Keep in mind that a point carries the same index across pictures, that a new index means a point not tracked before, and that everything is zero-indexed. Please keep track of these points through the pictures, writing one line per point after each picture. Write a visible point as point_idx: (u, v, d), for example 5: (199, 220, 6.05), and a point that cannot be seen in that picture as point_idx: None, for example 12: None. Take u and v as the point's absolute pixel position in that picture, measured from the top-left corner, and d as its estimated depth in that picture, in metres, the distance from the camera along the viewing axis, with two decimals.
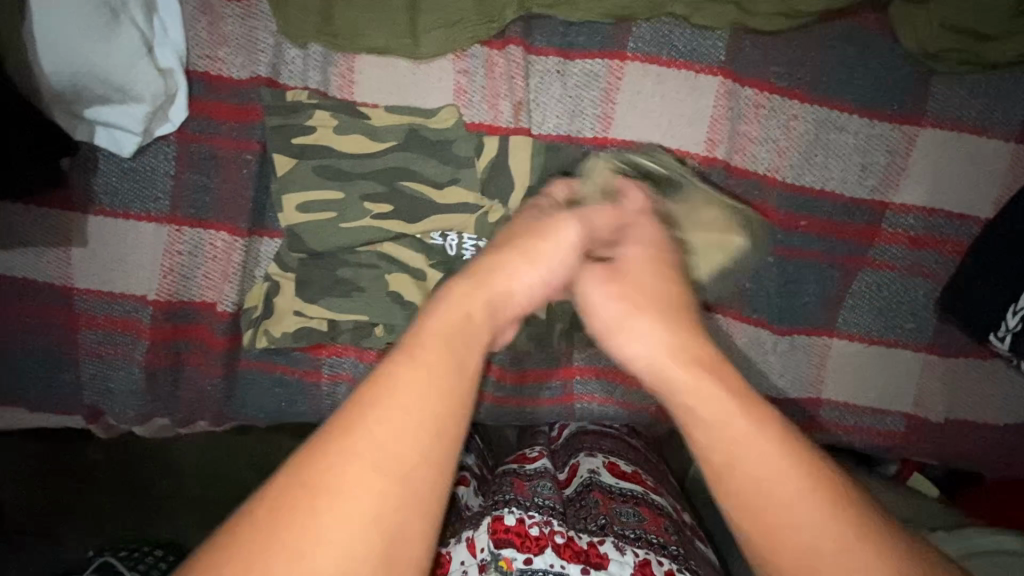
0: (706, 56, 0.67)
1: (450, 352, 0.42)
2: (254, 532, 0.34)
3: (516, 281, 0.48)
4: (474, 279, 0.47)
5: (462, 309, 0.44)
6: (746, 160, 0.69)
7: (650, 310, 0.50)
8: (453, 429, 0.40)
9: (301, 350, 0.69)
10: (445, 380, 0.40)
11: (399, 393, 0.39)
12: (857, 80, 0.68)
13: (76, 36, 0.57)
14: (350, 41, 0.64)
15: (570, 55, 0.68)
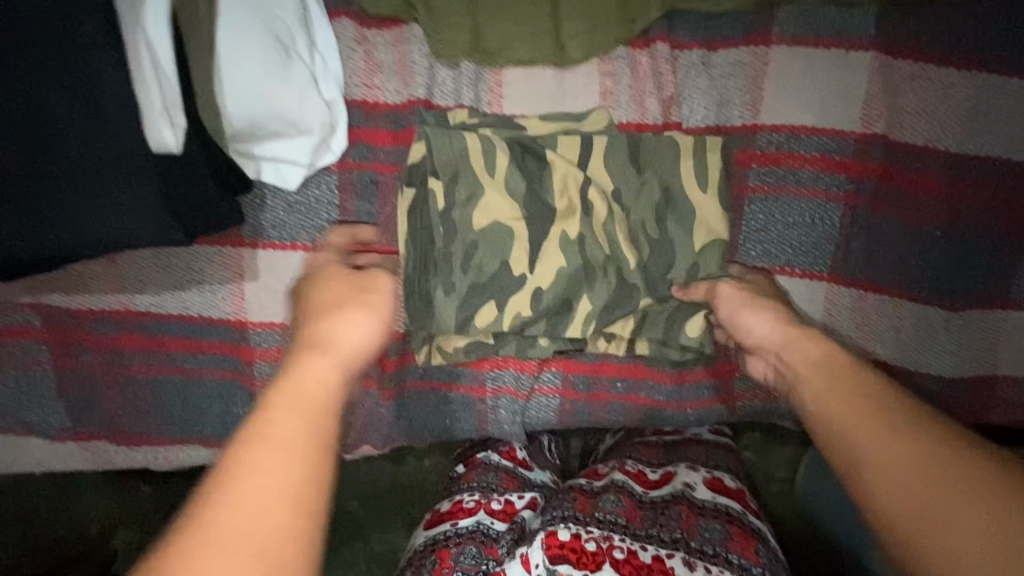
0: (856, 33, 0.66)
1: (299, 413, 0.37)
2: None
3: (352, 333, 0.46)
4: (308, 347, 0.43)
5: (318, 369, 0.41)
6: (903, 133, 0.68)
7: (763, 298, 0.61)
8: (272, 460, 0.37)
9: (465, 365, 0.72)
10: (293, 444, 0.36)
11: (235, 479, 0.33)
12: (1018, 39, 0.65)
13: (253, 75, 0.58)
14: (500, 56, 0.66)
15: (714, 46, 0.68)
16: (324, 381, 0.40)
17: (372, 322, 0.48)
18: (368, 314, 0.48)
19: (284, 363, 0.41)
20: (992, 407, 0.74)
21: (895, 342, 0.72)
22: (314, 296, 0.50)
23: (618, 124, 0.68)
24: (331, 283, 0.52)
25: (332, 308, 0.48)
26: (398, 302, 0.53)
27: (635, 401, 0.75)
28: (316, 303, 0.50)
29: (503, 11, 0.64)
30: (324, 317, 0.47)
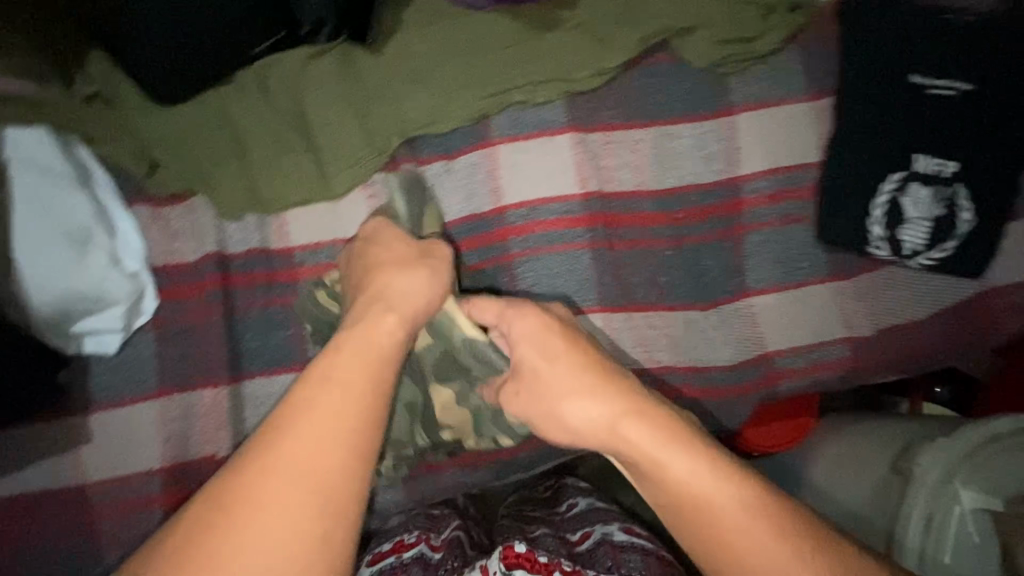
0: (552, 122, 0.85)
1: (366, 362, 0.64)
2: (220, 504, 0.56)
3: (411, 292, 0.71)
4: (377, 304, 0.69)
5: (385, 325, 0.68)
6: (613, 185, 0.85)
7: (586, 393, 0.68)
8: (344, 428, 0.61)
9: None
10: (359, 385, 0.63)
11: (319, 400, 0.61)
12: (673, 95, 0.84)
13: (56, 270, 0.71)
14: (277, 203, 0.80)
15: (452, 156, 0.85)
16: (390, 331, 0.67)
17: (427, 291, 0.72)
18: (427, 277, 0.72)
19: (359, 326, 0.67)
20: (769, 379, 0.87)
21: (669, 347, 0.85)
22: (388, 268, 0.72)
23: None
24: (387, 263, 0.73)
25: (394, 285, 0.71)
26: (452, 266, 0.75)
27: (470, 456, 0.86)
28: (385, 275, 0.72)
29: (272, 167, 0.81)
30: (399, 276, 0.72)
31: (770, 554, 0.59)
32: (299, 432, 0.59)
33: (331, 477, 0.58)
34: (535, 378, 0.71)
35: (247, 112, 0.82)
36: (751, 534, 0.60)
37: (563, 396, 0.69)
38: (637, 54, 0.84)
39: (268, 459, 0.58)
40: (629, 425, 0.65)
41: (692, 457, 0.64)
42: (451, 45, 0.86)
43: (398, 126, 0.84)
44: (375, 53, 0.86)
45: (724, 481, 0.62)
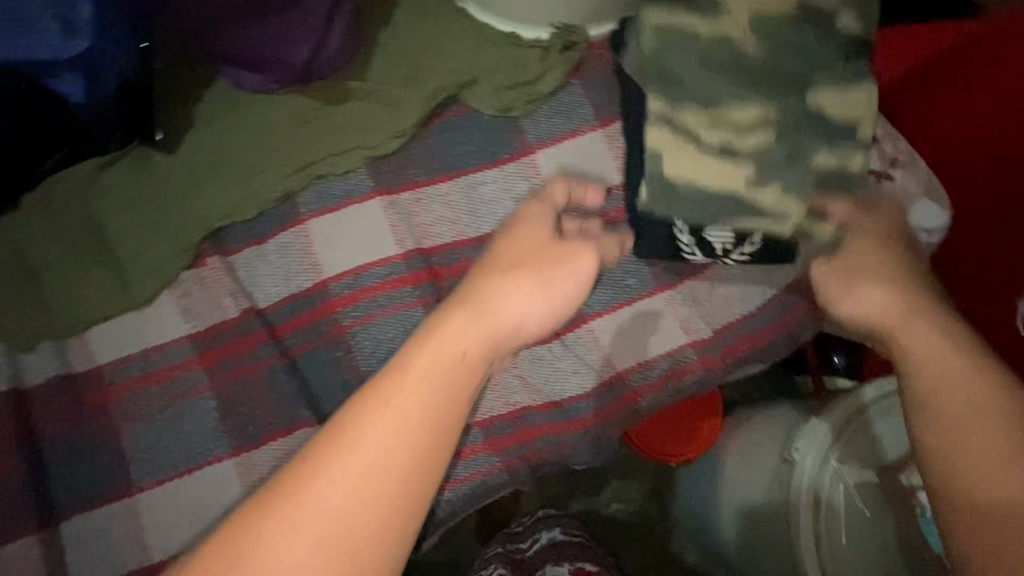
0: (360, 189, 0.85)
1: (442, 379, 0.55)
2: (283, 479, 0.50)
3: (517, 305, 0.63)
4: (462, 309, 0.60)
5: (461, 347, 0.57)
6: (432, 240, 0.85)
7: (876, 284, 0.71)
8: (432, 455, 0.52)
9: None
10: (423, 415, 0.53)
11: (374, 424, 0.51)
12: (470, 144, 0.87)
13: None
14: (76, 323, 0.77)
15: (263, 240, 0.84)
16: (464, 352, 0.57)
17: (537, 312, 0.64)
18: (539, 287, 0.64)
19: (447, 329, 0.58)
20: (624, 400, 0.87)
21: (520, 388, 0.85)
22: (506, 254, 0.66)
23: (197, 331, 0.79)
24: (512, 240, 0.68)
25: (496, 286, 0.63)
26: (584, 285, 0.67)
27: None
28: (509, 244, 0.67)
29: (67, 286, 0.78)
30: (501, 283, 0.63)
31: (995, 430, 0.56)
32: (360, 445, 0.50)
33: (351, 507, 0.49)
34: (852, 256, 0.75)
35: (36, 236, 0.80)
36: (977, 414, 0.58)
37: (857, 277, 0.72)
38: (428, 112, 0.87)
39: (316, 452, 0.51)
40: (897, 318, 0.67)
41: (928, 354, 0.63)
42: (248, 132, 0.87)
43: (200, 221, 0.82)
44: (172, 152, 0.86)
45: (958, 364, 0.61)
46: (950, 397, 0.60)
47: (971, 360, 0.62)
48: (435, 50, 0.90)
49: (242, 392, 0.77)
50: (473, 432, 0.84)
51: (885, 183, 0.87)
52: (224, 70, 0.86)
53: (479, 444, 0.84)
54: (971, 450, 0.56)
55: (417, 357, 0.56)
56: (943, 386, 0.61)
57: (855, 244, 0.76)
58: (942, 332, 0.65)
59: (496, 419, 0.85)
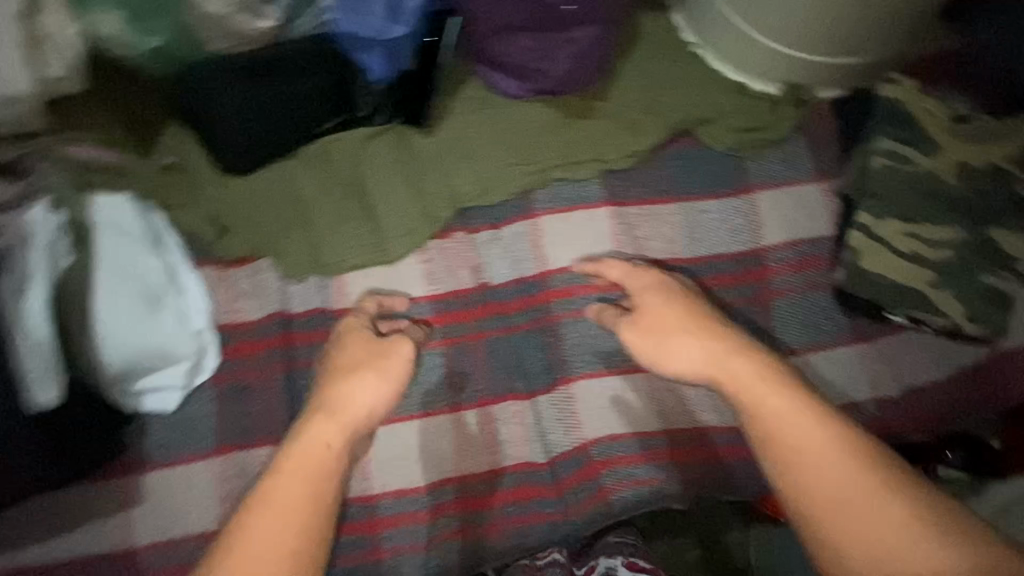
0: (593, 196, 0.93)
1: (307, 467, 0.65)
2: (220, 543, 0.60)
3: (366, 398, 0.72)
4: (322, 413, 0.69)
5: (325, 437, 0.67)
6: (651, 253, 0.91)
7: (688, 331, 0.76)
8: (311, 519, 0.61)
9: (361, 533, 0.83)
10: (304, 485, 0.63)
11: (266, 510, 0.61)
12: (698, 174, 0.94)
13: (130, 326, 0.73)
14: (337, 265, 0.86)
15: (500, 226, 0.92)
16: (329, 444, 0.67)
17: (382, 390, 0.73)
18: (377, 378, 0.73)
19: (308, 429, 0.68)
20: None
21: (704, 406, 0.89)
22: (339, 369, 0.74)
23: (436, 293, 0.88)
24: (367, 354, 0.76)
25: (373, 373, 0.74)
26: (410, 366, 0.75)
27: (527, 519, 0.85)
28: (334, 363, 0.75)
29: (333, 233, 0.88)
30: (348, 383, 0.72)
31: (848, 485, 0.61)
32: (269, 501, 0.62)
33: (279, 523, 0.60)
34: (651, 327, 0.78)
35: (311, 183, 0.90)
36: (840, 476, 0.61)
37: (673, 331, 0.76)
38: (664, 139, 0.95)
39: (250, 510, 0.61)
40: (725, 358, 0.71)
41: (787, 413, 0.65)
42: (499, 129, 0.96)
43: (450, 199, 0.92)
44: (428, 133, 0.96)
45: (819, 430, 0.63)
46: (809, 471, 0.62)
47: (896, 477, 0.61)
48: (675, 84, 0.98)
49: (463, 357, 0.88)
50: (659, 437, 0.87)
51: None
52: (481, 71, 0.97)
53: (663, 450, 0.87)
54: (892, 539, 0.58)
55: (279, 476, 0.63)
56: (825, 489, 0.61)
57: (641, 303, 0.81)
58: (783, 382, 0.68)
59: (683, 432, 0.88)
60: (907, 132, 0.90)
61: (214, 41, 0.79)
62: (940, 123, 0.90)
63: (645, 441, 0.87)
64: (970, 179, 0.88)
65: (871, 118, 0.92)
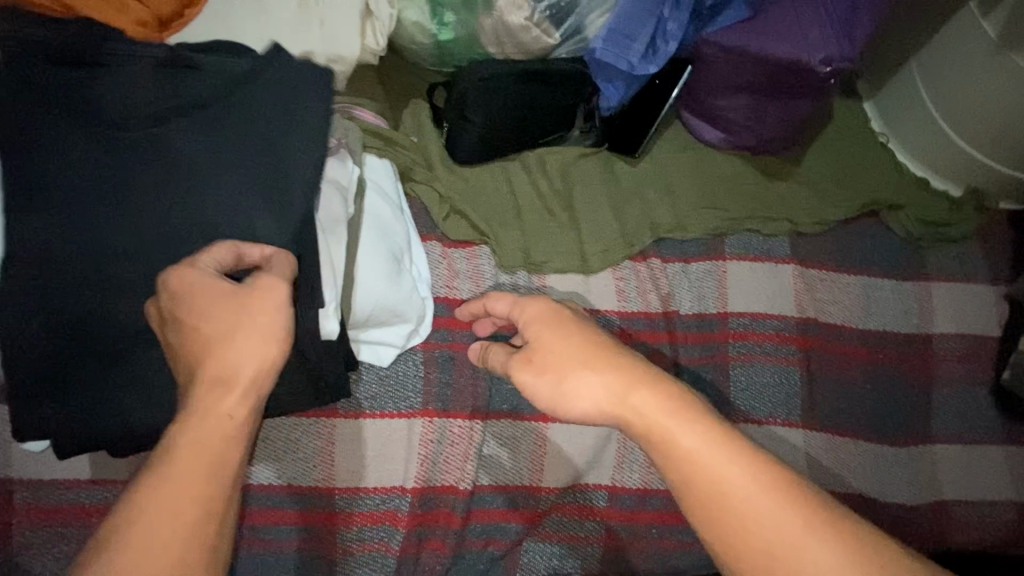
0: (779, 252, 0.98)
1: (213, 441, 0.49)
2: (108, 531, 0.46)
3: (246, 359, 0.51)
4: (209, 384, 0.50)
5: (227, 406, 0.50)
6: (825, 316, 0.96)
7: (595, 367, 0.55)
8: (208, 519, 0.47)
9: (521, 524, 0.82)
10: (207, 469, 0.48)
11: (148, 509, 0.46)
12: (878, 253, 0.99)
13: (378, 281, 0.76)
14: (540, 266, 0.92)
15: (689, 261, 0.98)
16: (234, 416, 0.50)
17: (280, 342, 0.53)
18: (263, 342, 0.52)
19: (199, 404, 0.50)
20: (941, 520, 0.92)
21: (854, 473, 0.92)
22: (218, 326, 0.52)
23: (625, 310, 0.93)
24: (213, 305, 0.53)
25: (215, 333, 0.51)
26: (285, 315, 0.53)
27: (672, 542, 0.86)
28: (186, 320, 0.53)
29: (541, 235, 0.94)
30: (223, 342, 0.51)
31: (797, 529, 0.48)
32: (171, 485, 0.47)
33: (171, 525, 0.46)
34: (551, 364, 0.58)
35: (525, 185, 0.97)
36: (775, 526, 0.48)
37: (568, 367, 0.56)
38: (853, 214, 1.01)
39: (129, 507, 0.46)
40: (636, 393, 0.53)
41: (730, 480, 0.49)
42: (699, 173, 1.03)
43: (648, 226, 0.98)
44: (632, 163, 1.03)
45: (737, 467, 0.50)
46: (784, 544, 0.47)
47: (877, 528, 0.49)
48: (864, 167, 1.05)
49: None
50: None
51: None
52: (687, 117, 1.04)
53: None
54: None
55: (185, 444, 0.48)
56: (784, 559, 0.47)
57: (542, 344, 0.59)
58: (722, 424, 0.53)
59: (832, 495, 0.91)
60: None
61: (492, 47, 0.88)
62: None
63: None
64: None
65: None
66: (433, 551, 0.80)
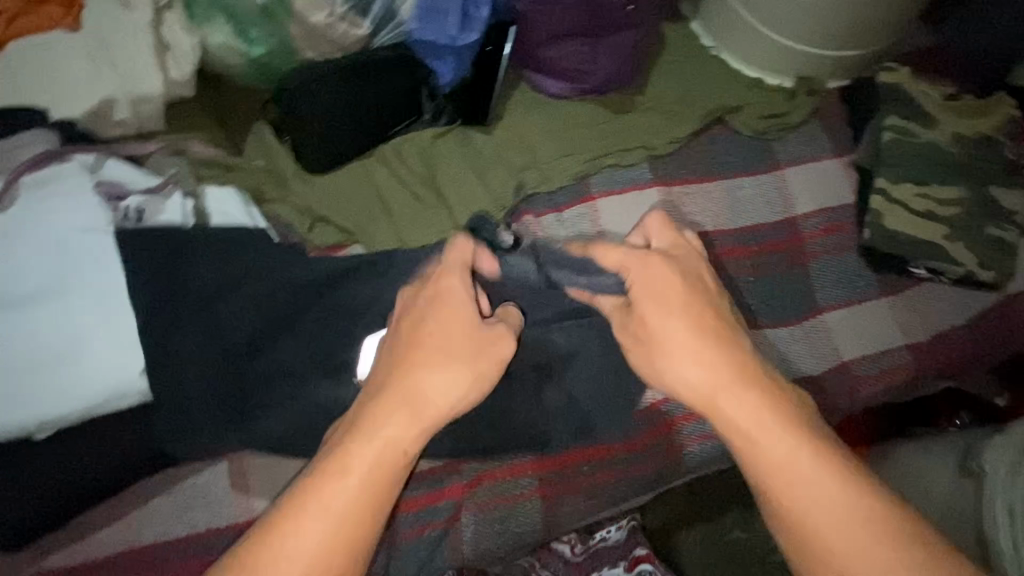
0: (643, 180, 1.03)
1: (382, 462, 0.57)
2: (279, 514, 0.55)
3: (442, 397, 0.60)
4: (397, 398, 0.59)
5: (404, 437, 0.58)
6: (696, 227, 1.02)
7: (694, 350, 0.63)
8: (370, 517, 0.56)
9: (449, 501, 0.82)
10: (379, 480, 0.57)
11: (322, 496, 0.55)
12: (732, 156, 1.05)
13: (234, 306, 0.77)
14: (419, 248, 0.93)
15: (561, 209, 1.01)
16: (406, 449, 0.58)
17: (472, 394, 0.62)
18: (464, 372, 0.61)
19: (382, 425, 0.58)
20: (849, 382, 0.99)
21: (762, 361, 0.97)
22: (426, 341, 0.61)
23: None
24: (454, 322, 0.62)
25: (481, 350, 0.62)
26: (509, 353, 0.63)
27: (605, 475, 0.88)
28: (413, 326, 0.63)
29: (414, 218, 0.95)
30: (423, 373, 0.60)
31: (839, 500, 0.57)
32: (345, 475, 0.56)
33: (339, 521, 0.55)
34: (647, 311, 0.66)
35: (387, 176, 0.97)
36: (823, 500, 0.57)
37: (666, 343, 0.64)
38: (701, 126, 1.06)
39: (315, 488, 0.56)
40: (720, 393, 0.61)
41: (787, 458, 0.59)
42: (553, 124, 1.06)
43: (515, 186, 1.01)
44: (487, 131, 1.06)
45: (791, 442, 0.59)
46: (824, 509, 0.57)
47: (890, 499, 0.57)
48: (702, 81, 1.11)
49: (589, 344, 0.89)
50: None
51: None
52: (529, 74, 1.07)
53: None
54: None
55: (361, 446, 0.57)
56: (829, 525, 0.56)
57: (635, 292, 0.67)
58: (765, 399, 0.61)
59: None
60: (888, 116, 1.04)
61: (310, 50, 0.88)
62: (935, 100, 1.05)
63: None
64: (966, 147, 1.02)
65: (877, 99, 1.06)
66: (372, 553, 0.78)
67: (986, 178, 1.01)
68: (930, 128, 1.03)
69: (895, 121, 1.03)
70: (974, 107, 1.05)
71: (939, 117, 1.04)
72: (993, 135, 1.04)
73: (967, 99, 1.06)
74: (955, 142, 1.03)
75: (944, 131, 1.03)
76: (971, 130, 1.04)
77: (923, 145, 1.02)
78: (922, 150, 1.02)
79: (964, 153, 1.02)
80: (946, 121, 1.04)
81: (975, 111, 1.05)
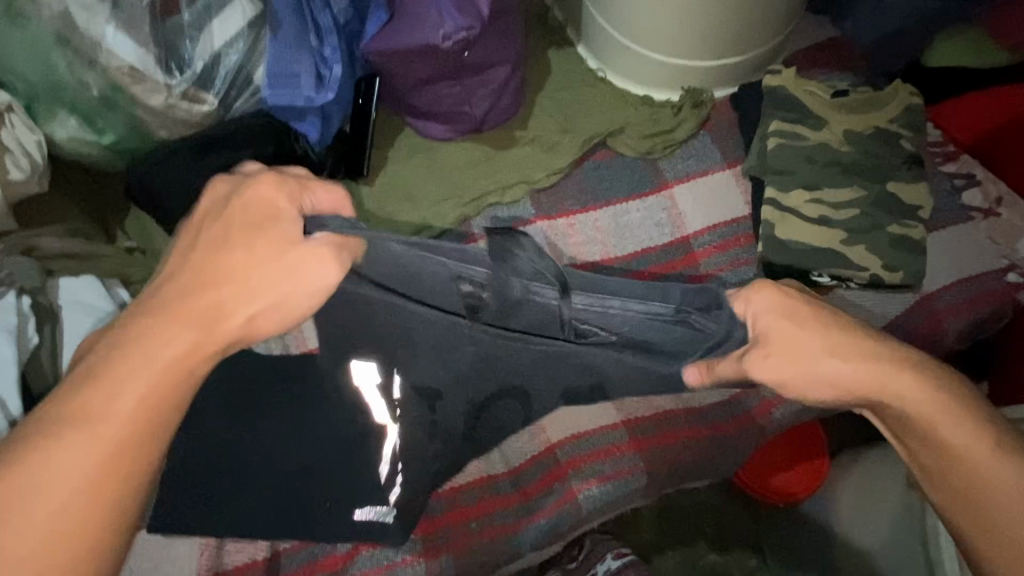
0: (524, 216, 1.02)
1: (172, 362, 0.48)
2: (35, 426, 0.46)
3: (247, 293, 0.51)
4: (179, 288, 0.51)
5: (202, 334, 0.50)
6: (581, 258, 0.99)
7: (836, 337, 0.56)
8: (140, 438, 0.47)
9: None
10: (151, 390, 0.47)
11: (93, 399, 0.46)
12: (615, 180, 1.03)
13: None
14: None
15: None
16: (206, 345, 0.50)
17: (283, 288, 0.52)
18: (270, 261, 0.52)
19: (162, 324, 0.49)
20: (762, 408, 0.95)
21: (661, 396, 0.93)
22: (205, 270, 0.51)
23: None
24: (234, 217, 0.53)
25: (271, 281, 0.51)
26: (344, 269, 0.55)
27: (493, 532, 0.85)
28: (186, 247, 0.52)
29: None
30: (223, 264, 0.51)
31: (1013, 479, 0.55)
32: (120, 371, 0.47)
33: (110, 430, 0.46)
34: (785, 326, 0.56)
35: None
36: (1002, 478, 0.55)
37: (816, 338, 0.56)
38: (581, 153, 1.04)
39: (77, 395, 0.47)
40: (875, 377, 0.56)
41: (956, 430, 0.56)
42: (432, 168, 1.05)
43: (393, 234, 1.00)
44: (368, 183, 1.04)
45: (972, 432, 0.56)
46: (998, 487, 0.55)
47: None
48: (583, 105, 1.09)
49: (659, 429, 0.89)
50: (617, 431, 0.91)
51: (991, 219, 0.97)
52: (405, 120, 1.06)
53: (624, 443, 0.90)
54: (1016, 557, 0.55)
55: (147, 338, 0.48)
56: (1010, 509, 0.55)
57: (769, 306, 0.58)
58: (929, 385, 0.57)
59: (639, 422, 0.92)
60: (777, 120, 0.99)
61: (163, 130, 0.88)
62: (823, 99, 1.00)
63: (603, 438, 0.90)
64: (858, 144, 0.97)
65: (763, 105, 1.02)
66: None
67: (882, 173, 0.97)
68: (822, 128, 0.98)
69: (783, 125, 0.98)
70: (868, 99, 1.00)
71: (830, 115, 0.99)
72: (889, 125, 0.99)
73: (859, 92, 1.01)
74: (849, 140, 0.98)
75: (836, 129, 0.98)
76: (865, 125, 0.99)
77: (816, 146, 0.97)
78: (813, 152, 0.97)
79: (860, 150, 0.97)
80: (838, 117, 0.99)
81: (871, 104, 1.00)
